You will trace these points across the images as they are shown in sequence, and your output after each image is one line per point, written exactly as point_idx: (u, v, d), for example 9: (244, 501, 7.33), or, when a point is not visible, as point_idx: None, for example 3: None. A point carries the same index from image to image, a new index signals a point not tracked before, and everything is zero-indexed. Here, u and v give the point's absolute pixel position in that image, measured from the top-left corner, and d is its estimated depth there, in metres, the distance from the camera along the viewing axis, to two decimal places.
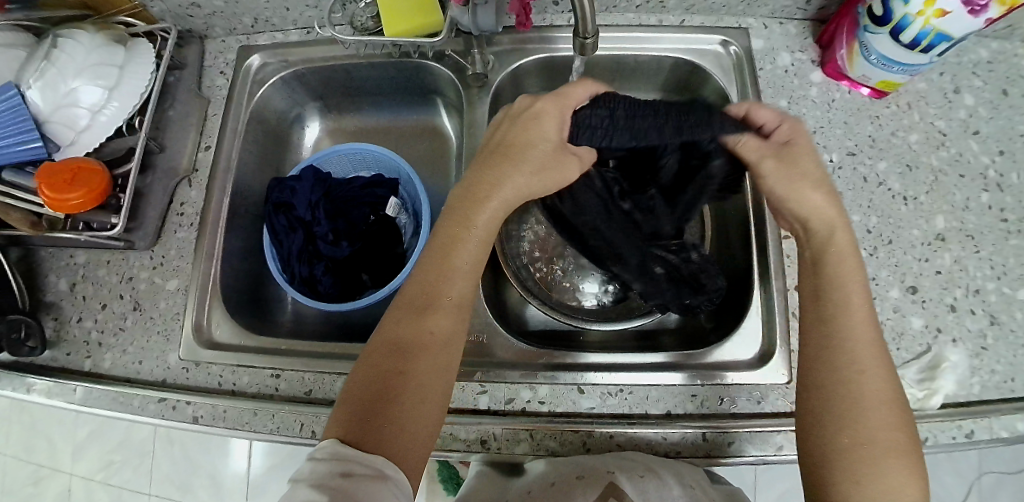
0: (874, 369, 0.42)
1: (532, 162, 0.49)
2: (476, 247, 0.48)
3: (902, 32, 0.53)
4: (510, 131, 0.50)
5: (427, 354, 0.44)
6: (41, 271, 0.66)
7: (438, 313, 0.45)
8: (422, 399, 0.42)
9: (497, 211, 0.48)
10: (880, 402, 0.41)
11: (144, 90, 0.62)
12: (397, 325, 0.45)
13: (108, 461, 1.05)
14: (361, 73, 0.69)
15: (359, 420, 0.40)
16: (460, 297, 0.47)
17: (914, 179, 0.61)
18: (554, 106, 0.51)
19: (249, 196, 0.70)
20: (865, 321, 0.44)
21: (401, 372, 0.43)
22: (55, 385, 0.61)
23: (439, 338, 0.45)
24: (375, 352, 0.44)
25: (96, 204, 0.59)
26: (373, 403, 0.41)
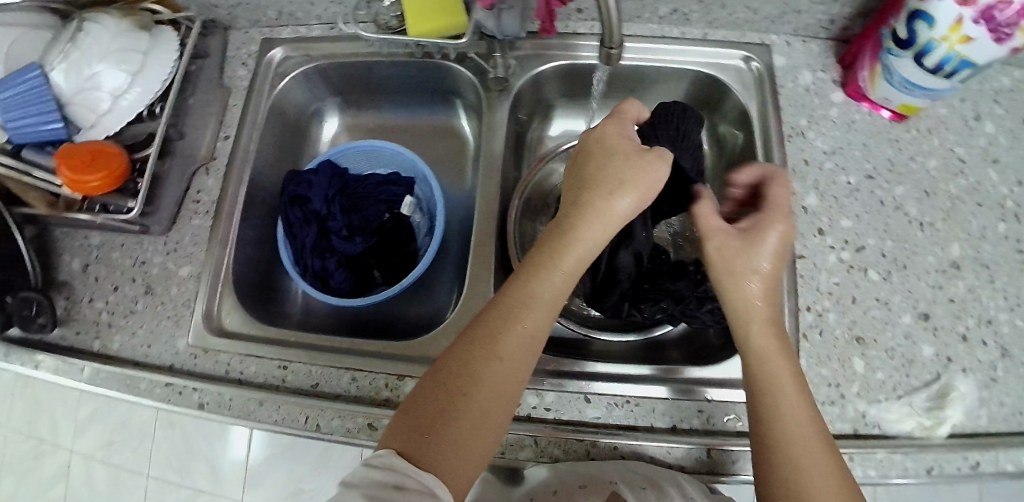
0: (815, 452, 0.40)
1: (614, 180, 0.45)
2: (563, 270, 0.44)
3: (926, 56, 0.53)
4: (583, 159, 0.48)
5: (495, 376, 0.41)
6: (56, 250, 0.67)
7: (516, 336, 0.42)
8: (479, 424, 0.40)
9: (584, 239, 0.45)
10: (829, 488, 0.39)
11: (166, 77, 0.62)
12: (465, 343, 0.43)
13: (108, 441, 1.06)
14: (382, 71, 0.70)
15: (415, 434, 0.39)
16: (541, 323, 0.44)
17: (931, 205, 0.61)
18: (624, 127, 0.49)
19: (265, 186, 0.70)
20: (792, 387, 0.42)
21: (461, 392, 0.40)
22: (62, 364, 0.62)
23: (507, 365, 0.42)
24: (439, 369, 0.42)
25: (112, 187, 0.60)
26: (430, 422, 0.39)
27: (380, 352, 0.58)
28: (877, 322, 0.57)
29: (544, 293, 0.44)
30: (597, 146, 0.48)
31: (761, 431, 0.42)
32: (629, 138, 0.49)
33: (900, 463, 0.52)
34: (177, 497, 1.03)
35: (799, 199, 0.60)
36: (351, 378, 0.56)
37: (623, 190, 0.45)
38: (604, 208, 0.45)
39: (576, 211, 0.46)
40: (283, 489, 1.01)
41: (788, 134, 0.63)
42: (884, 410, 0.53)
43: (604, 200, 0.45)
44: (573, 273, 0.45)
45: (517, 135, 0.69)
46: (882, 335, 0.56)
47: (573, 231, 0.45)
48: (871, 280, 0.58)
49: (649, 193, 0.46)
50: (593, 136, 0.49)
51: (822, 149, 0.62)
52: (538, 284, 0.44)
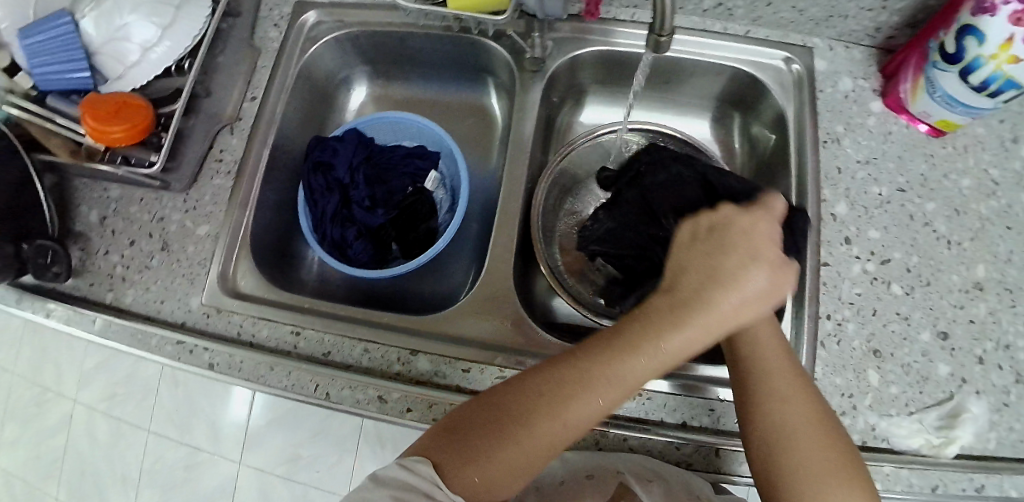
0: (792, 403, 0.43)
1: (752, 274, 0.43)
2: (651, 356, 0.42)
3: (972, 73, 0.52)
4: (720, 236, 0.45)
5: (549, 434, 0.42)
6: (74, 200, 0.66)
7: (580, 405, 0.42)
8: (518, 469, 0.41)
9: (695, 335, 0.42)
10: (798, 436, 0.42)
11: (198, 32, 0.61)
12: (535, 399, 0.42)
13: (111, 394, 1.07)
14: (414, 43, 0.69)
15: (447, 438, 0.42)
16: (614, 398, 0.42)
17: (960, 223, 0.60)
18: (775, 223, 0.46)
19: (288, 150, 0.70)
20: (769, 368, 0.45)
21: (511, 435, 0.41)
22: (74, 314, 0.62)
23: (567, 431, 0.42)
24: (495, 411, 0.43)
25: (137, 140, 0.59)
26: (471, 445, 0.41)
27: (394, 325, 0.57)
28: (896, 337, 0.56)
29: (632, 381, 0.42)
30: (728, 241, 0.45)
31: (745, 389, 0.45)
32: (772, 233, 0.45)
33: (906, 479, 0.52)
34: (175, 454, 1.04)
35: (828, 206, 0.60)
36: (363, 349, 0.56)
37: (728, 285, 0.43)
38: (711, 307, 0.42)
39: (684, 294, 0.44)
40: (280, 455, 1.01)
41: (823, 140, 0.62)
42: (894, 426, 0.53)
43: (712, 297, 0.43)
44: (658, 365, 0.43)
45: (548, 119, 0.68)
46: (899, 350, 0.55)
47: (676, 323, 0.42)
48: (893, 294, 0.57)
49: (754, 320, 0.44)
50: (748, 222, 0.45)
51: (856, 158, 0.61)
52: (630, 371, 0.42)
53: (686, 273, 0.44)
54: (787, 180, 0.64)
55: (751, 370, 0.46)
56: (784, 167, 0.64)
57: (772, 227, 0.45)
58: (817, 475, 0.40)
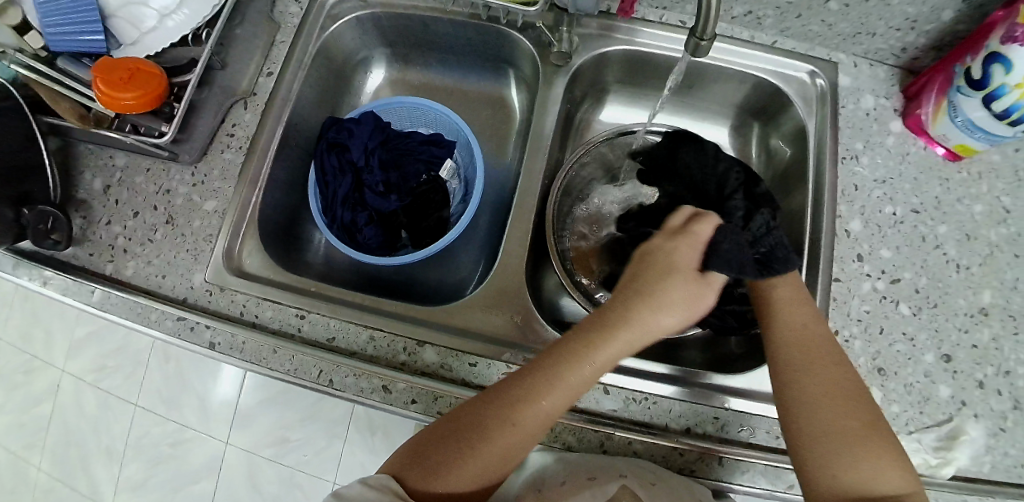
0: (813, 369, 0.46)
1: (669, 280, 0.46)
2: (585, 366, 0.44)
3: (996, 100, 0.51)
4: (641, 262, 0.48)
5: (507, 440, 0.43)
6: (78, 167, 0.65)
7: (530, 414, 0.43)
8: (483, 465, 0.43)
9: (618, 345, 0.44)
10: (819, 400, 0.45)
11: (217, 3, 0.59)
12: (494, 391, 0.45)
13: (102, 365, 1.07)
14: (438, 28, 0.68)
15: (421, 453, 0.44)
16: (555, 406, 0.44)
17: (971, 248, 0.60)
18: (697, 243, 0.48)
19: (302, 130, 0.69)
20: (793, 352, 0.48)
21: (477, 426, 0.43)
22: (72, 284, 0.60)
23: (519, 434, 0.43)
24: (468, 404, 0.45)
25: (149, 108, 0.57)
26: (443, 447, 0.43)
27: (403, 314, 0.57)
28: (901, 356, 0.56)
29: (572, 382, 0.44)
30: (647, 261, 0.48)
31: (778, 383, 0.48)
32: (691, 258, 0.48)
33: None
34: (162, 430, 1.03)
35: (843, 222, 0.60)
36: (369, 337, 0.55)
37: (652, 298, 0.45)
38: (632, 319, 0.45)
39: (607, 316, 0.46)
40: (268, 436, 1.00)
41: (842, 156, 0.62)
42: None
43: (633, 310, 0.45)
44: (592, 375, 0.44)
45: (568, 115, 0.67)
46: (903, 369, 0.55)
47: (595, 338, 0.44)
48: (901, 314, 0.57)
49: (687, 320, 0.46)
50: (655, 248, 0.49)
51: (873, 176, 0.61)
52: (567, 373, 0.44)
53: (616, 297, 0.47)
54: (803, 193, 0.64)
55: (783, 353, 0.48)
56: (801, 179, 0.64)
57: (687, 246, 0.47)
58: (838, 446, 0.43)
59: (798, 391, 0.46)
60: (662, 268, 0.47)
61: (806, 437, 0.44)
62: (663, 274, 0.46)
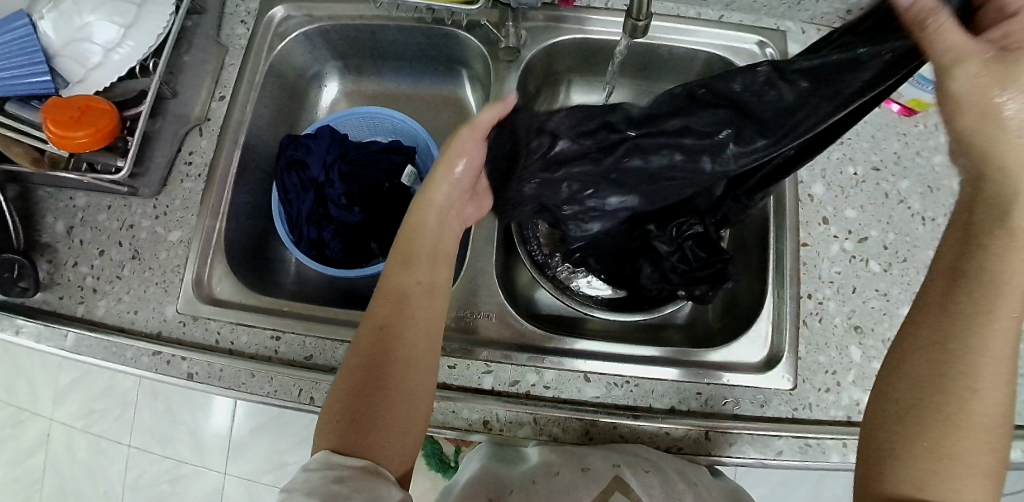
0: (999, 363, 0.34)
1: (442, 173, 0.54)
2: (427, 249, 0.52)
3: None
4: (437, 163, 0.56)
5: (401, 360, 0.45)
6: (38, 211, 0.63)
7: (398, 309, 0.48)
8: (411, 392, 0.45)
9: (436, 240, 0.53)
10: (972, 385, 0.34)
11: (161, 30, 0.58)
12: (365, 341, 0.46)
13: (89, 410, 1.05)
14: (387, 36, 0.68)
15: (346, 422, 0.43)
16: (419, 296, 0.49)
17: (934, 199, 0.60)
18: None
19: (260, 151, 0.68)
20: (1002, 331, 0.34)
21: (378, 371, 0.45)
22: (45, 329, 0.59)
23: (410, 334, 0.47)
24: (352, 359, 0.46)
25: (103, 143, 0.56)
26: (359, 409, 0.43)
27: None
28: (876, 313, 0.56)
29: (421, 272, 0.50)
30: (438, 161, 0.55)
31: (948, 349, 0.35)
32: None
33: None
34: (158, 468, 1.02)
35: (805, 187, 0.60)
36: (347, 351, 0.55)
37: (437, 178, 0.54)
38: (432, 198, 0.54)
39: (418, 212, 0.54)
40: (267, 462, 1.00)
41: None
42: None
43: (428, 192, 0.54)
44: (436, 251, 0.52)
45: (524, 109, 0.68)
46: (879, 325, 0.56)
47: (421, 223, 0.53)
48: (871, 271, 0.58)
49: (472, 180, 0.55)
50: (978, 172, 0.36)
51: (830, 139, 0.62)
52: (405, 280, 0.49)
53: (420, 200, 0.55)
54: None
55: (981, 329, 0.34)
56: None
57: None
58: (971, 449, 0.34)
59: (938, 346, 0.35)
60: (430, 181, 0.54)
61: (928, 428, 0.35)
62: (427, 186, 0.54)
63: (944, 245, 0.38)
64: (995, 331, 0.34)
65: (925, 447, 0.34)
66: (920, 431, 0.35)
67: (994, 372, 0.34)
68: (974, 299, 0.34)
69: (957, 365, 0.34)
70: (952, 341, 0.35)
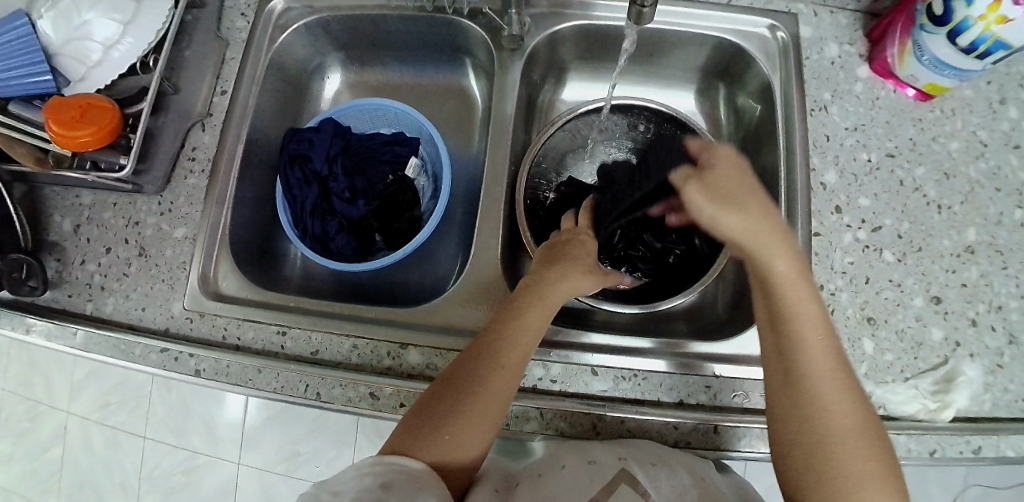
0: (843, 385, 0.41)
1: (577, 262, 0.55)
2: (544, 310, 0.50)
3: (960, 35, 0.51)
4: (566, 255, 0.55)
5: (488, 388, 0.45)
6: (44, 209, 0.63)
7: (509, 353, 0.46)
8: (488, 420, 0.44)
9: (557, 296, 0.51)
10: (831, 408, 0.40)
11: (160, 26, 0.57)
12: (462, 366, 0.46)
13: (104, 403, 1.07)
14: (388, 25, 0.67)
15: (411, 433, 0.43)
16: (529, 343, 0.47)
17: (950, 187, 0.59)
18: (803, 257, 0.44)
19: (263, 145, 0.68)
20: (825, 357, 0.42)
21: (462, 393, 0.44)
22: (55, 328, 0.59)
23: (504, 375, 0.45)
24: (442, 380, 0.46)
25: (105, 139, 0.55)
26: (433, 422, 0.43)
27: (383, 319, 0.56)
28: (889, 304, 0.55)
29: (533, 318, 0.49)
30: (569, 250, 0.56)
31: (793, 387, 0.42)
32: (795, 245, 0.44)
33: (903, 445, 0.51)
34: (172, 459, 1.04)
35: (818, 175, 0.59)
36: (353, 346, 0.55)
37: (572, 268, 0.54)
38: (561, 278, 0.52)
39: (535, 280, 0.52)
40: (278, 452, 1.01)
41: (811, 109, 0.61)
42: (889, 392, 0.53)
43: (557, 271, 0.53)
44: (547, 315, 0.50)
45: (529, 98, 0.67)
46: (893, 317, 0.55)
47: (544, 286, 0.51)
48: (885, 261, 0.56)
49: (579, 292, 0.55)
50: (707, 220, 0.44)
51: (843, 125, 0.61)
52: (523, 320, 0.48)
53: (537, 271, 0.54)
54: (775, 150, 0.63)
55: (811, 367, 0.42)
56: (771, 136, 0.64)
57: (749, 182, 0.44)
58: (855, 460, 0.39)
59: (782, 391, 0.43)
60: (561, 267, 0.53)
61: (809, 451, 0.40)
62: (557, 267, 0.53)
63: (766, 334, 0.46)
64: (811, 354, 0.42)
65: (828, 470, 0.39)
66: (799, 456, 0.41)
67: (839, 396, 0.41)
68: (797, 331, 0.43)
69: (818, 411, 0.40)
70: (799, 382, 0.42)
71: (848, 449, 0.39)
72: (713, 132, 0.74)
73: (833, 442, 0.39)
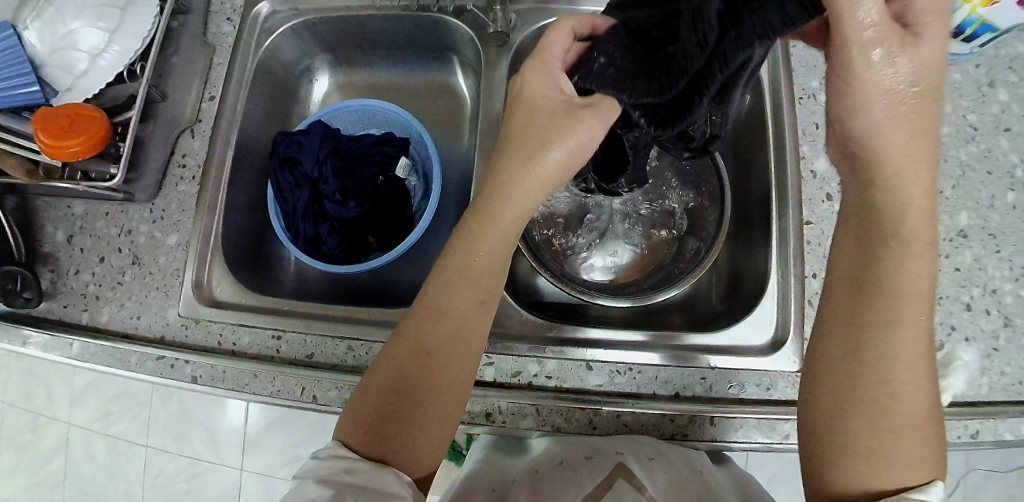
0: (920, 368, 0.38)
1: (534, 137, 0.45)
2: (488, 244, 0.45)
3: (947, 18, 0.50)
4: (521, 112, 0.46)
5: (429, 366, 0.44)
6: (37, 220, 0.63)
7: (442, 324, 0.44)
8: (439, 398, 0.43)
9: (505, 213, 0.45)
10: (901, 387, 0.37)
11: (146, 34, 0.57)
12: (401, 348, 0.44)
13: (105, 412, 1.07)
14: (374, 26, 0.67)
15: (367, 425, 0.42)
16: (467, 310, 0.45)
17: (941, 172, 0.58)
18: (931, 213, 0.38)
19: (253, 149, 0.68)
20: (916, 336, 0.38)
21: (407, 377, 0.43)
22: (51, 339, 0.59)
23: (440, 350, 0.44)
24: (382, 363, 0.44)
25: (95, 149, 0.55)
26: (383, 412, 0.42)
27: (376, 320, 0.56)
28: None
29: (468, 279, 0.45)
30: (523, 104, 0.46)
31: (867, 359, 0.38)
32: (882, 68, 0.36)
33: None
34: (175, 466, 1.04)
35: (808, 163, 0.59)
36: (348, 348, 0.55)
37: (527, 143, 0.45)
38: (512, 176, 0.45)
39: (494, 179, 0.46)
40: (280, 457, 1.01)
41: (799, 97, 0.61)
42: None
43: (515, 164, 0.45)
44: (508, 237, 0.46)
45: None
46: None
47: (498, 195, 0.45)
48: None
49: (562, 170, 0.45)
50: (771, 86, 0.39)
51: None
52: (455, 284, 0.45)
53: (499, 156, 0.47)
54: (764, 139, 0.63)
55: (899, 345, 0.37)
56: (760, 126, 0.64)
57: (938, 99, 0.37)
58: (902, 443, 0.37)
59: (844, 357, 0.39)
60: (518, 148, 0.45)
61: (854, 430, 0.38)
62: (514, 156, 0.45)
63: (837, 287, 0.41)
64: (904, 330, 0.37)
65: (871, 449, 0.37)
66: (843, 433, 0.38)
67: (909, 377, 0.38)
68: (890, 301, 0.38)
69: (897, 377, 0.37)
70: (876, 358, 0.38)
71: (899, 430, 0.37)
72: None
73: (890, 424, 0.37)
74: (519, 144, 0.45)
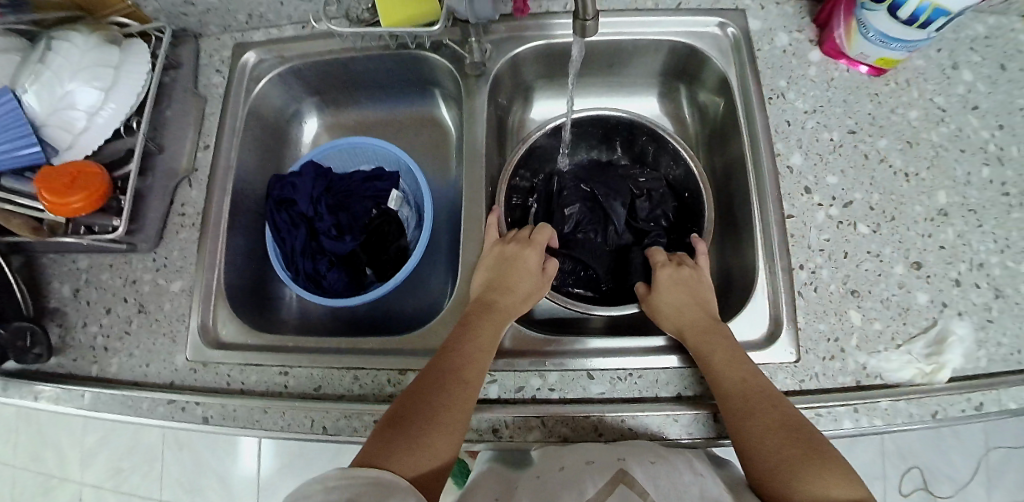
0: (772, 399, 0.47)
1: (523, 289, 0.57)
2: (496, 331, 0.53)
3: (900, 8, 0.53)
4: (508, 262, 0.57)
5: (452, 394, 0.47)
6: (43, 277, 0.65)
7: (470, 367, 0.49)
8: (454, 426, 0.46)
9: (509, 304, 0.55)
10: (770, 419, 0.45)
11: (139, 90, 0.61)
12: (428, 377, 0.48)
13: (117, 468, 1.07)
14: (357, 66, 0.70)
15: (385, 446, 0.43)
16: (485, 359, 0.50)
17: (914, 155, 0.60)
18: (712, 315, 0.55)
19: (249, 193, 0.70)
20: (747, 378, 0.49)
21: (431, 401, 0.46)
22: (62, 392, 0.60)
23: (469, 385, 0.48)
24: (406, 394, 0.47)
25: (96, 203, 0.57)
26: (404, 431, 0.44)
27: (379, 348, 0.57)
28: (871, 275, 0.56)
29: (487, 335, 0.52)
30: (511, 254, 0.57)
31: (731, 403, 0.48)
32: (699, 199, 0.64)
33: (905, 410, 0.52)
34: None
35: (784, 159, 0.61)
36: (354, 377, 0.56)
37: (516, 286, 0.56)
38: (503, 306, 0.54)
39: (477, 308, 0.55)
40: None
41: (769, 97, 0.63)
42: (883, 360, 0.53)
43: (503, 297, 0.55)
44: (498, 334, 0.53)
45: (499, 119, 0.70)
46: (876, 286, 0.56)
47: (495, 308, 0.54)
48: (861, 234, 0.58)
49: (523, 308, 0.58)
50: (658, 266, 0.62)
51: (802, 109, 0.63)
52: (478, 331, 0.52)
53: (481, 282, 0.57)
54: (739, 139, 0.65)
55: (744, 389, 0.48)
56: (734, 128, 0.66)
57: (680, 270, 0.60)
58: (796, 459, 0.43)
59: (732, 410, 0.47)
60: (510, 282, 0.56)
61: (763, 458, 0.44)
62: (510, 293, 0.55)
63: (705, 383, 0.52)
64: (735, 371, 0.49)
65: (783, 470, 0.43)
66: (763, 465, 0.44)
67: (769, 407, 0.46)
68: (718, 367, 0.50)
69: (740, 416, 0.46)
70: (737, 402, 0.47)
71: (789, 449, 0.43)
72: (681, 130, 0.76)
73: (780, 446, 0.44)
74: (517, 281, 0.56)
